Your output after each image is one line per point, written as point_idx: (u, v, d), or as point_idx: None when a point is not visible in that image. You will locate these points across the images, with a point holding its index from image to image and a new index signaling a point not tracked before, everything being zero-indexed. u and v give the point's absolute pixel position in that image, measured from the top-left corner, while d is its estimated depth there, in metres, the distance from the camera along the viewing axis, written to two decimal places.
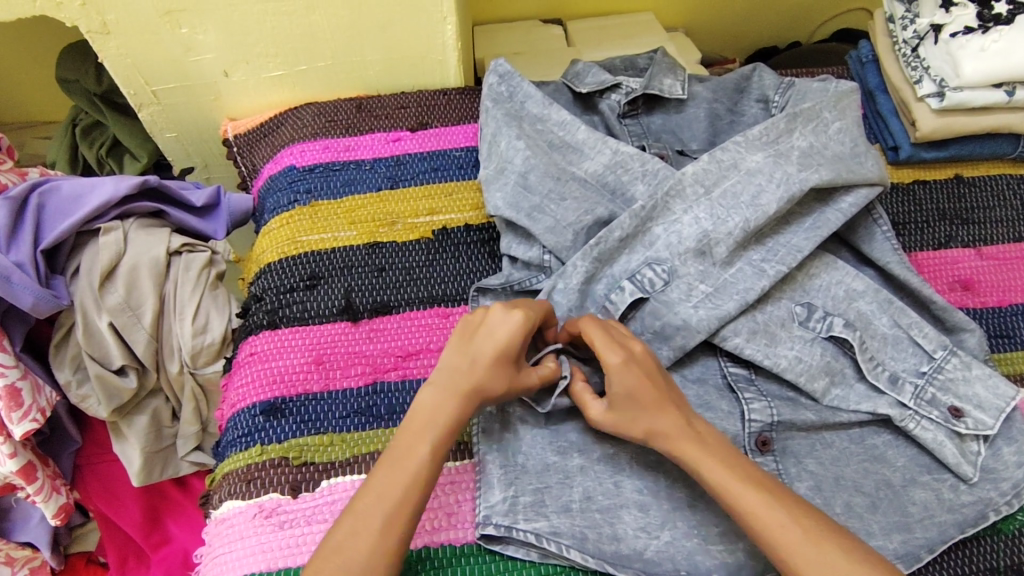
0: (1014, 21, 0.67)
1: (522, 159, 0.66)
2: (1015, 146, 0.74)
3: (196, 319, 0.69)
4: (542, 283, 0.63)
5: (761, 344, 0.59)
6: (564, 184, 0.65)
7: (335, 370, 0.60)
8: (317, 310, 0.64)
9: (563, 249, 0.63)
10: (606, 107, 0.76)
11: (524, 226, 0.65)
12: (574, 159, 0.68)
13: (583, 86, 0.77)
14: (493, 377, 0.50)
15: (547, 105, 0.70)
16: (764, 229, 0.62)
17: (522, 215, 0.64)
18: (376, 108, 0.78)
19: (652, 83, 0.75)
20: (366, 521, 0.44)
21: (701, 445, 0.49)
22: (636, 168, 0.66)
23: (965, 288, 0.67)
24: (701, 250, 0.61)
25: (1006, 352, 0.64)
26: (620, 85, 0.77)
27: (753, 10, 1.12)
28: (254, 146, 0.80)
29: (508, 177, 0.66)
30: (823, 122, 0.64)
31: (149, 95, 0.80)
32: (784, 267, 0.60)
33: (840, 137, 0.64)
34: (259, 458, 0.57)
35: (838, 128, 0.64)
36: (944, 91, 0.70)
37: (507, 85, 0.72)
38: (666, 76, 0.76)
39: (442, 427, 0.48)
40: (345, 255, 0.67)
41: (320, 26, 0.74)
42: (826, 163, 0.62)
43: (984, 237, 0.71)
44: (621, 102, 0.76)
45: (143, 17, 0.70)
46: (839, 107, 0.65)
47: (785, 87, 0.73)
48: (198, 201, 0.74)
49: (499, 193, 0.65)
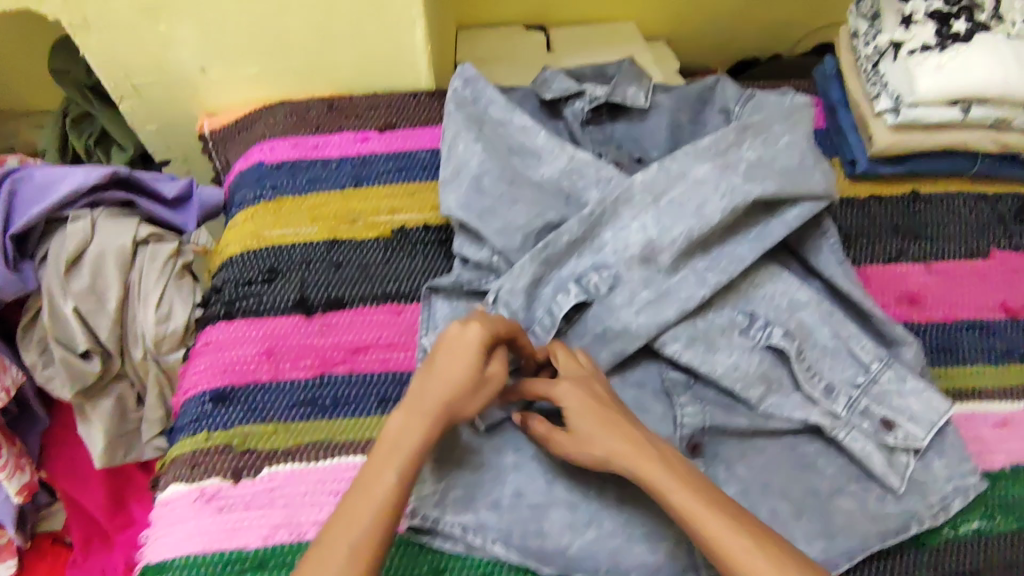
0: (972, 39, 0.70)
1: (478, 162, 0.68)
2: (973, 163, 0.75)
3: (159, 308, 0.71)
4: (491, 284, 0.65)
5: (699, 351, 0.61)
6: (516, 187, 0.67)
7: (285, 362, 0.62)
8: (272, 303, 0.65)
9: (511, 251, 0.65)
10: (570, 114, 0.77)
11: (474, 228, 0.66)
12: (532, 164, 0.70)
13: (548, 93, 0.77)
14: (461, 397, 0.51)
15: (510, 110, 0.71)
16: (709, 238, 0.64)
17: (473, 216, 0.66)
18: (346, 108, 0.80)
19: (616, 91, 0.76)
20: (333, 550, 0.45)
21: (670, 466, 0.49)
22: (591, 174, 0.67)
23: (911, 302, 0.68)
24: (646, 257, 0.63)
25: (947, 368, 0.65)
26: (585, 92, 0.77)
27: (731, 24, 1.14)
28: (226, 142, 0.82)
29: (463, 179, 0.68)
30: (772, 135, 0.65)
31: (129, 89, 0.82)
32: (726, 276, 0.62)
33: (790, 150, 0.65)
34: (205, 443, 0.59)
35: (788, 141, 0.65)
36: (900, 108, 0.70)
37: (471, 89, 0.73)
38: (631, 85, 0.77)
39: (410, 454, 0.48)
40: (305, 250, 0.69)
41: (293, 27, 0.76)
42: (772, 176, 0.63)
43: (935, 252, 0.72)
44: (585, 109, 0.77)
45: (123, 13, 0.73)
46: (791, 120, 0.66)
47: (746, 99, 0.74)
48: (169, 193, 0.76)
49: (453, 195, 0.67)
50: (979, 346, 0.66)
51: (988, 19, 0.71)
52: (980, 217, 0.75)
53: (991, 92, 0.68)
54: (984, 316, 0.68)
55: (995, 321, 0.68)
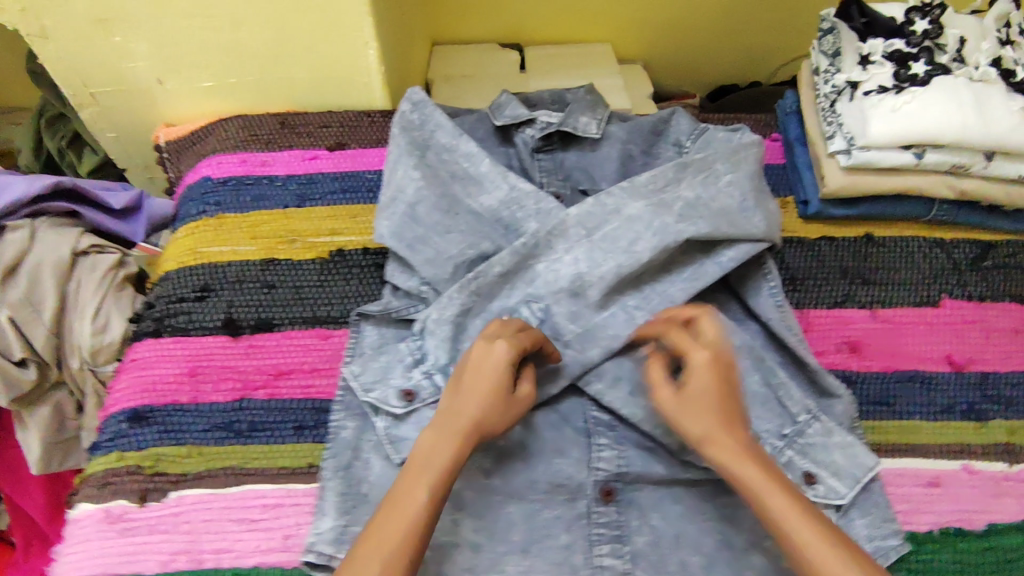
0: (930, 83, 0.67)
1: (414, 189, 0.67)
2: (929, 209, 0.73)
3: (96, 319, 0.71)
4: (418, 312, 0.64)
5: (622, 392, 0.60)
6: (451, 217, 0.67)
7: (206, 383, 0.62)
8: (201, 322, 0.65)
9: (440, 282, 0.65)
10: (521, 141, 0.77)
11: (405, 256, 0.66)
12: (474, 191, 0.67)
13: (500, 119, 0.77)
14: (489, 415, 0.51)
15: (456, 136, 0.69)
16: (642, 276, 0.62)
17: (403, 245, 0.66)
18: (299, 124, 0.80)
19: (568, 120, 0.75)
20: (365, 564, 0.45)
21: (761, 473, 0.48)
22: (529, 206, 0.66)
23: (852, 350, 0.67)
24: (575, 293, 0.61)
25: (881, 421, 0.63)
26: (536, 120, 0.77)
27: (709, 49, 1.13)
28: (181, 154, 0.82)
29: (398, 206, 0.67)
30: (714, 173, 0.64)
31: (87, 97, 0.82)
32: (654, 317, 0.61)
33: (730, 190, 0.63)
34: (117, 463, 0.59)
35: (729, 180, 0.64)
36: (852, 150, 0.69)
37: (419, 113, 0.71)
38: (584, 114, 0.76)
39: (440, 471, 0.49)
40: (240, 269, 0.69)
41: (246, 43, 0.75)
42: (708, 217, 0.61)
43: (883, 299, 0.70)
44: (535, 137, 0.77)
45: (77, 24, 0.73)
46: (733, 159, 0.65)
47: (698, 134, 0.74)
48: (117, 204, 0.76)
49: (387, 222, 0.67)
50: (918, 400, 0.64)
51: (949, 62, 0.69)
52: (934, 263, 0.72)
53: (946, 138, 0.66)
54: (928, 368, 0.66)
55: (938, 373, 0.66)
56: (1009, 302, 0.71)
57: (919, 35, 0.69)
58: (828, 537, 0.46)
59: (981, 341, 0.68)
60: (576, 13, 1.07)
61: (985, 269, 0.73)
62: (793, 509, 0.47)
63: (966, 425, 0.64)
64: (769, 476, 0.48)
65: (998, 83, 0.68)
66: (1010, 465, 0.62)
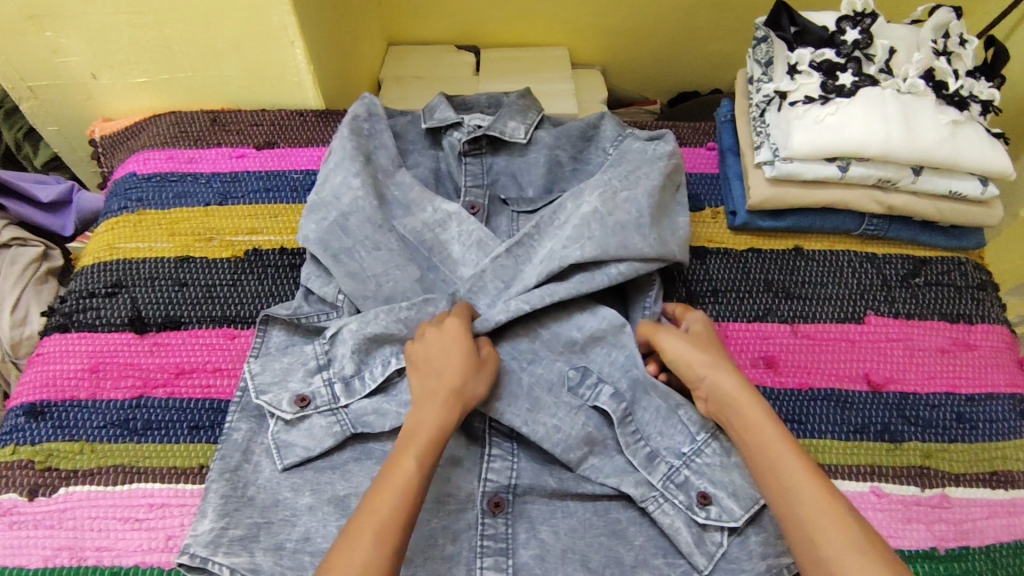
0: (856, 94, 0.66)
1: (350, 199, 0.66)
2: (859, 223, 0.71)
3: (15, 312, 0.71)
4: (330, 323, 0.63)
5: (521, 409, 0.58)
6: (382, 232, 0.65)
7: (106, 380, 0.62)
8: (108, 318, 0.65)
9: (360, 298, 0.63)
10: (447, 144, 0.76)
11: (327, 266, 0.64)
12: (400, 215, 0.68)
13: (429, 121, 0.76)
14: (466, 385, 0.54)
15: (397, 164, 0.71)
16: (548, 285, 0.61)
17: (328, 255, 0.64)
18: (230, 122, 0.79)
19: (494, 124, 0.75)
20: (367, 527, 0.44)
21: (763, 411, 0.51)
22: (452, 229, 0.68)
23: (768, 365, 0.65)
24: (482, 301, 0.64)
25: (793, 440, 0.61)
26: (464, 124, 0.77)
27: (672, 55, 1.12)
28: (115, 148, 0.82)
29: (330, 212, 0.66)
30: (611, 190, 0.63)
31: (26, 90, 0.82)
32: (526, 305, 0.60)
33: (627, 205, 0.63)
34: (10, 457, 0.58)
35: (626, 197, 0.63)
36: (776, 161, 0.68)
37: (371, 123, 0.72)
38: (512, 119, 0.75)
39: (428, 439, 0.49)
40: (154, 266, 0.68)
41: (173, 40, 0.75)
42: (598, 237, 0.61)
43: (805, 314, 0.68)
44: (462, 140, 0.75)
45: (7, 17, 0.73)
46: (629, 179, 0.65)
47: (619, 141, 0.73)
48: (44, 197, 0.77)
49: (314, 226, 0.65)
50: (831, 419, 0.63)
51: (877, 72, 0.67)
52: (863, 278, 0.71)
53: (870, 152, 0.65)
54: (845, 386, 0.64)
55: (855, 392, 0.64)
56: (939, 320, 0.69)
57: (849, 45, 0.67)
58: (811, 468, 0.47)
59: (904, 360, 0.66)
60: (533, 17, 1.06)
61: (916, 286, 0.70)
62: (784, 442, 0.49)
63: (879, 446, 0.62)
64: (763, 411, 0.51)
65: (929, 95, 0.67)
66: (923, 489, 0.60)
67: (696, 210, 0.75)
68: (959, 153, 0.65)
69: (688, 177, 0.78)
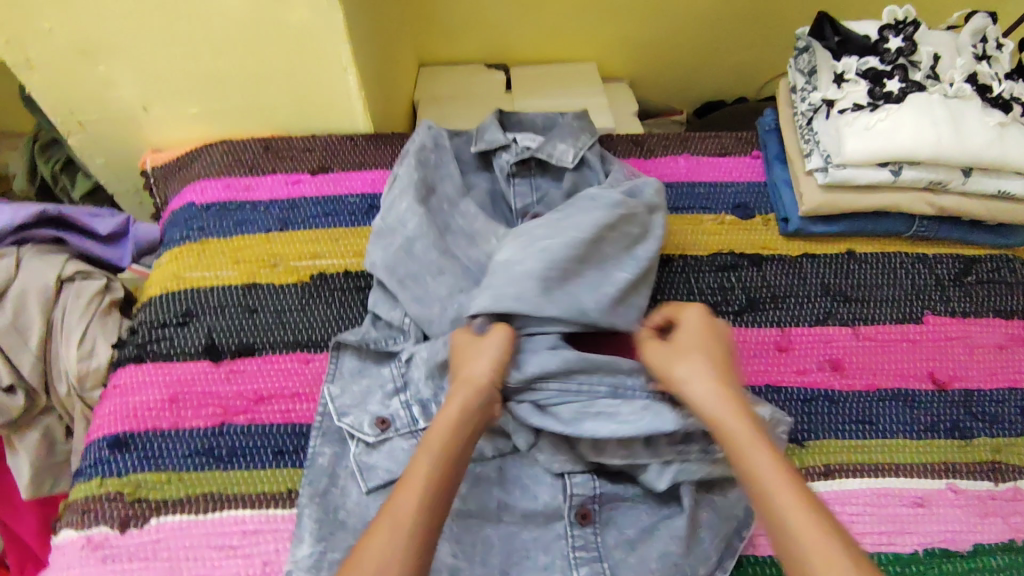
0: (905, 100, 0.67)
1: (415, 225, 0.67)
2: (909, 225, 0.73)
3: (82, 345, 0.71)
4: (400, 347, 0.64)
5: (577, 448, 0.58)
6: (445, 259, 0.66)
7: (187, 410, 0.62)
8: (182, 347, 0.66)
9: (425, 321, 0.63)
10: (497, 167, 0.77)
11: (393, 291, 0.66)
12: (465, 245, 0.67)
13: (477, 145, 0.77)
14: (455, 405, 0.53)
15: (461, 195, 0.71)
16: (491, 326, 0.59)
17: (394, 280, 0.65)
18: (283, 149, 0.81)
19: (545, 147, 0.76)
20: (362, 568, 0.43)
21: (756, 429, 0.49)
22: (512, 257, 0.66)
23: (833, 368, 0.66)
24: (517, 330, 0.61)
25: (865, 440, 0.63)
26: (513, 146, 0.77)
27: (697, 65, 1.14)
28: (168, 178, 0.83)
29: (396, 238, 0.67)
30: (530, 238, 0.62)
31: (75, 125, 0.83)
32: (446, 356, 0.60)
33: (539, 254, 0.60)
34: (98, 490, 0.58)
35: (542, 246, 0.61)
36: (828, 167, 0.70)
37: (437, 154, 0.73)
38: (562, 143, 0.76)
39: (427, 468, 0.49)
40: (222, 294, 0.69)
41: (227, 69, 0.76)
42: (497, 286, 0.59)
43: (865, 316, 0.70)
44: (510, 162, 0.76)
45: (60, 53, 0.74)
46: (555, 228, 0.62)
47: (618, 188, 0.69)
48: (102, 229, 0.78)
49: (380, 252, 0.67)
50: (900, 419, 0.64)
51: (924, 78, 0.69)
52: (917, 279, 0.72)
53: (921, 156, 0.67)
54: (910, 385, 0.66)
55: (921, 391, 0.66)
56: (994, 317, 0.70)
57: (894, 52, 0.69)
58: (805, 493, 0.46)
59: (964, 357, 0.68)
60: (562, 33, 1.08)
61: (969, 285, 0.72)
62: (775, 464, 0.47)
63: (949, 443, 0.63)
64: (756, 428, 0.49)
65: (974, 99, 0.68)
66: (996, 484, 0.61)
67: (747, 218, 0.77)
68: (1007, 153, 0.67)
69: (736, 185, 0.79)
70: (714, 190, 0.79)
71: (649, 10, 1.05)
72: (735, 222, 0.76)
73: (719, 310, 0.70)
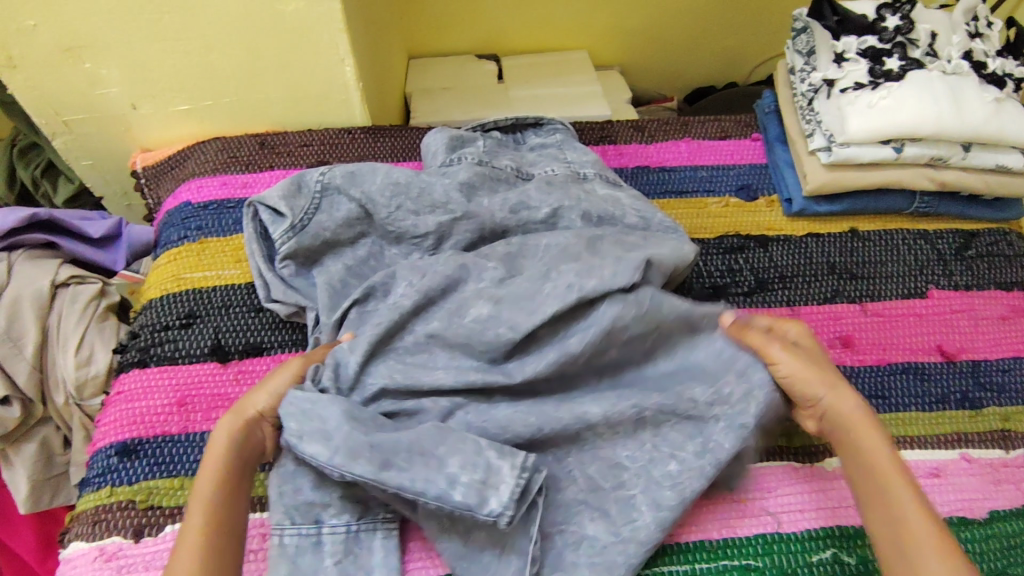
0: (905, 77, 0.68)
1: (364, 247, 0.65)
2: (911, 202, 0.75)
3: (79, 352, 0.69)
4: (463, 294, 0.57)
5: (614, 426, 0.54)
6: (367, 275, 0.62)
7: (196, 413, 0.60)
8: (187, 350, 0.64)
9: None
10: (464, 155, 0.69)
11: (367, 300, 0.60)
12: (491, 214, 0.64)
13: (434, 147, 0.72)
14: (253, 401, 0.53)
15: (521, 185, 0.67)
16: (369, 403, 0.54)
17: (328, 296, 0.62)
18: (279, 145, 0.79)
19: (357, 170, 0.65)
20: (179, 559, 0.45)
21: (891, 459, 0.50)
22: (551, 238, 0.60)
23: (844, 344, 0.67)
24: (500, 327, 0.54)
25: (881, 414, 0.63)
26: (463, 155, 0.69)
27: (689, 51, 1.14)
28: (160, 179, 0.81)
29: (359, 259, 0.64)
30: (369, 197, 0.64)
31: (61, 125, 0.80)
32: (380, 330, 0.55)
33: (343, 226, 0.64)
34: (108, 499, 0.56)
35: (343, 219, 0.64)
36: (832, 147, 0.70)
37: (451, 152, 0.71)
38: (360, 174, 0.65)
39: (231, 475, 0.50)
40: (226, 294, 0.68)
41: (219, 65, 0.75)
42: (350, 272, 0.64)
43: (871, 292, 0.71)
44: (471, 158, 0.69)
45: (44, 50, 0.71)
46: (334, 201, 0.64)
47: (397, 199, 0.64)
48: (95, 232, 0.76)
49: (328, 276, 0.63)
50: (912, 391, 0.65)
51: (923, 56, 0.70)
52: (919, 255, 0.73)
53: (922, 132, 0.67)
54: (920, 358, 0.67)
55: (930, 364, 0.66)
56: (996, 290, 0.72)
57: (891, 31, 0.70)
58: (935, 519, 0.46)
59: (971, 329, 0.69)
60: (554, 23, 1.08)
61: (970, 259, 0.74)
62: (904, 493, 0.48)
63: (961, 414, 0.64)
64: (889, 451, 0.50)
65: (971, 76, 0.69)
66: (1007, 451, 0.62)
67: (750, 200, 0.77)
68: (1005, 127, 0.68)
69: (738, 168, 0.80)
70: (717, 173, 0.79)
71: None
72: (739, 204, 0.77)
73: (728, 291, 0.70)
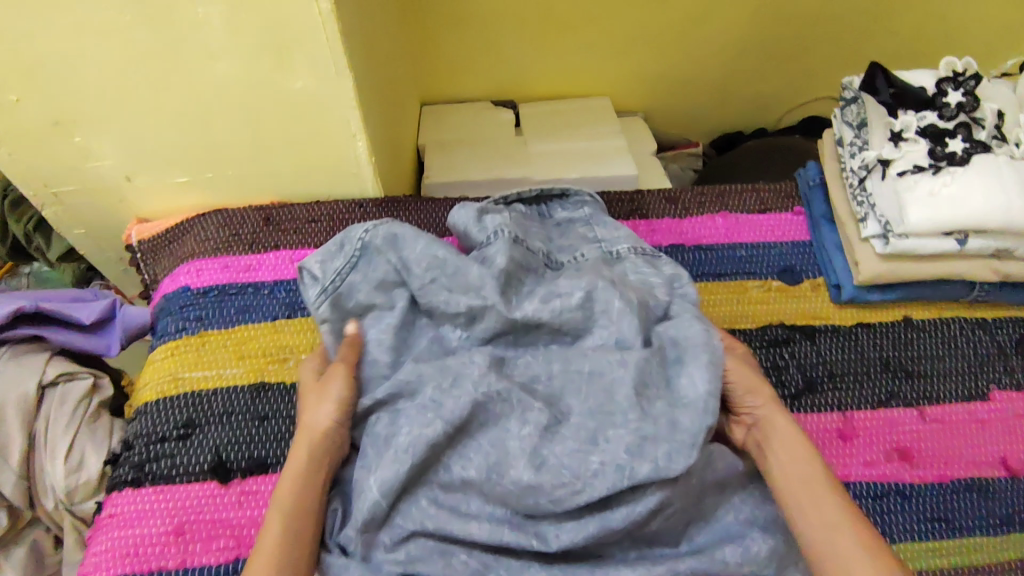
0: (970, 162, 0.62)
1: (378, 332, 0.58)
2: (970, 290, 0.69)
3: (69, 459, 0.64)
4: (507, 426, 0.53)
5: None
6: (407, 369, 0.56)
7: (194, 544, 0.55)
8: (184, 467, 0.58)
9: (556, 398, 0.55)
10: (500, 226, 0.63)
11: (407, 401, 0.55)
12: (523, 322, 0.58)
13: (470, 212, 0.66)
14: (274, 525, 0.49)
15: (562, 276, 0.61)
16: (400, 543, 0.50)
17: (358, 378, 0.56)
18: (284, 220, 0.73)
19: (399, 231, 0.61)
20: None
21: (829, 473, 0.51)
22: (591, 358, 0.56)
23: (901, 457, 0.61)
24: (542, 498, 0.50)
25: (942, 541, 0.57)
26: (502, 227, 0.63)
27: (717, 96, 1.08)
28: (157, 254, 0.75)
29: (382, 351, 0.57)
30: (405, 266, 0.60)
31: (51, 196, 0.74)
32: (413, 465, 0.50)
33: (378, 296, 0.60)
34: None
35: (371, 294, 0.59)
36: (889, 236, 0.64)
37: (483, 231, 0.64)
38: (401, 238, 0.61)
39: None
40: (226, 398, 0.62)
41: (221, 138, 0.69)
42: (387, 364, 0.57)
43: (930, 394, 0.65)
44: (511, 229, 0.62)
45: (30, 124, 0.65)
46: (370, 267, 0.60)
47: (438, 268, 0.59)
48: (86, 318, 0.70)
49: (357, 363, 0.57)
50: (976, 513, 0.59)
51: (989, 139, 0.64)
52: (979, 349, 0.68)
53: (990, 226, 0.61)
54: (984, 474, 0.61)
55: (994, 481, 0.61)
56: None
57: (954, 107, 0.64)
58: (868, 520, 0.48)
59: None
60: (576, 69, 1.02)
61: None
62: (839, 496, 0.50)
63: None
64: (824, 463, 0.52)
65: None
66: None
67: (794, 284, 0.71)
68: None
69: (779, 246, 0.74)
70: (757, 253, 0.73)
71: (668, 43, 0.99)
72: (782, 288, 0.71)
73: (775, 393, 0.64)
